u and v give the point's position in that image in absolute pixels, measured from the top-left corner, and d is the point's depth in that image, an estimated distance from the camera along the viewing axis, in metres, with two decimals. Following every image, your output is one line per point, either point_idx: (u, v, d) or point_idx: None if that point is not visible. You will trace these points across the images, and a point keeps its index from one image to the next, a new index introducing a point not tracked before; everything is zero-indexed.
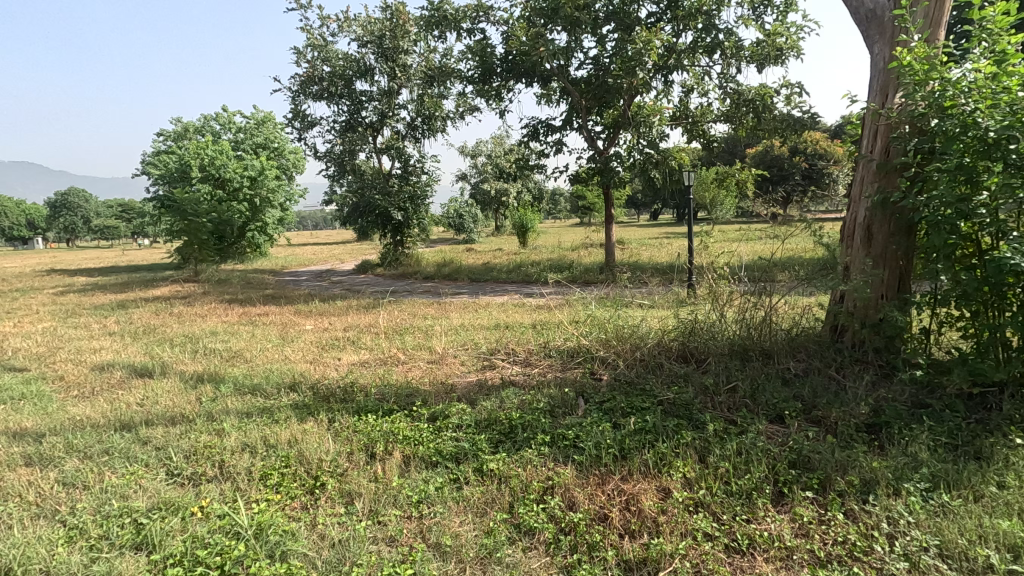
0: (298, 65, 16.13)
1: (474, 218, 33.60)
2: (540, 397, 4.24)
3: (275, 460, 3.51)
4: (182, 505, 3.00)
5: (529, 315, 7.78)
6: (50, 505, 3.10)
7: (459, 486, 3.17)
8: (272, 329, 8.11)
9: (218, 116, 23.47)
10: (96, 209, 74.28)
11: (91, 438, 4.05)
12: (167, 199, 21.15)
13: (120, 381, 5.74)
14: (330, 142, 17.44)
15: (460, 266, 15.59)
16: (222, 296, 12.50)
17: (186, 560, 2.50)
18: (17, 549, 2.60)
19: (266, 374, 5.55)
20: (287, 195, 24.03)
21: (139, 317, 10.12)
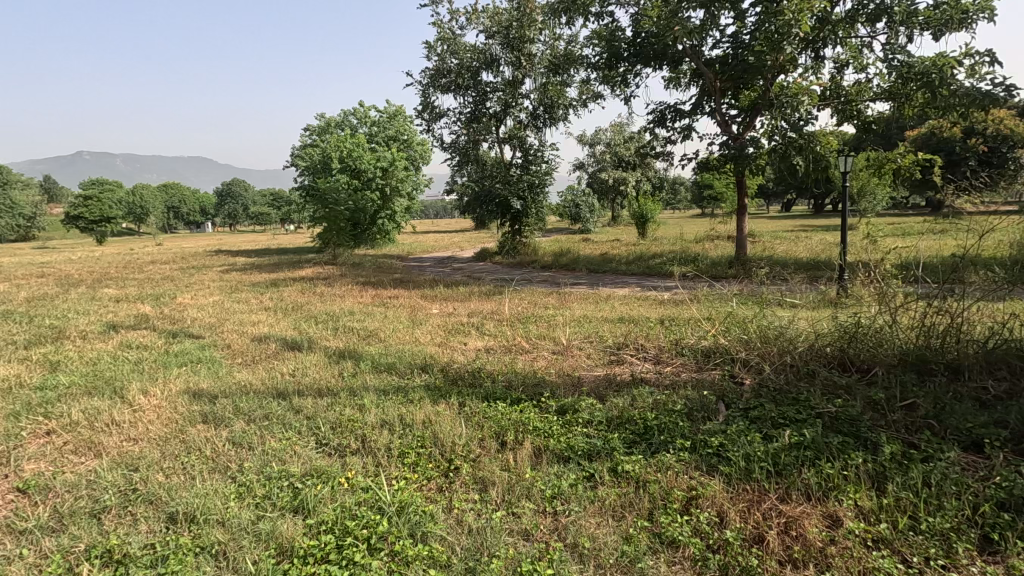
0: (429, 59, 16.86)
1: (590, 208, 33.09)
2: (675, 398, 3.97)
3: (411, 440, 3.63)
4: (331, 475, 3.19)
5: (655, 309, 7.42)
6: (223, 462, 3.46)
7: (593, 486, 3.03)
8: (402, 312, 8.54)
9: (356, 111, 25.37)
10: (253, 198, 84.29)
11: (254, 403, 4.49)
12: (312, 188, 23.29)
13: (275, 353, 6.34)
14: (456, 133, 18.08)
15: (577, 256, 15.39)
16: (357, 279, 13.49)
17: (337, 529, 2.64)
18: (199, 499, 2.92)
19: (398, 354, 5.82)
20: (413, 185, 25.34)
21: (288, 294, 11.23)
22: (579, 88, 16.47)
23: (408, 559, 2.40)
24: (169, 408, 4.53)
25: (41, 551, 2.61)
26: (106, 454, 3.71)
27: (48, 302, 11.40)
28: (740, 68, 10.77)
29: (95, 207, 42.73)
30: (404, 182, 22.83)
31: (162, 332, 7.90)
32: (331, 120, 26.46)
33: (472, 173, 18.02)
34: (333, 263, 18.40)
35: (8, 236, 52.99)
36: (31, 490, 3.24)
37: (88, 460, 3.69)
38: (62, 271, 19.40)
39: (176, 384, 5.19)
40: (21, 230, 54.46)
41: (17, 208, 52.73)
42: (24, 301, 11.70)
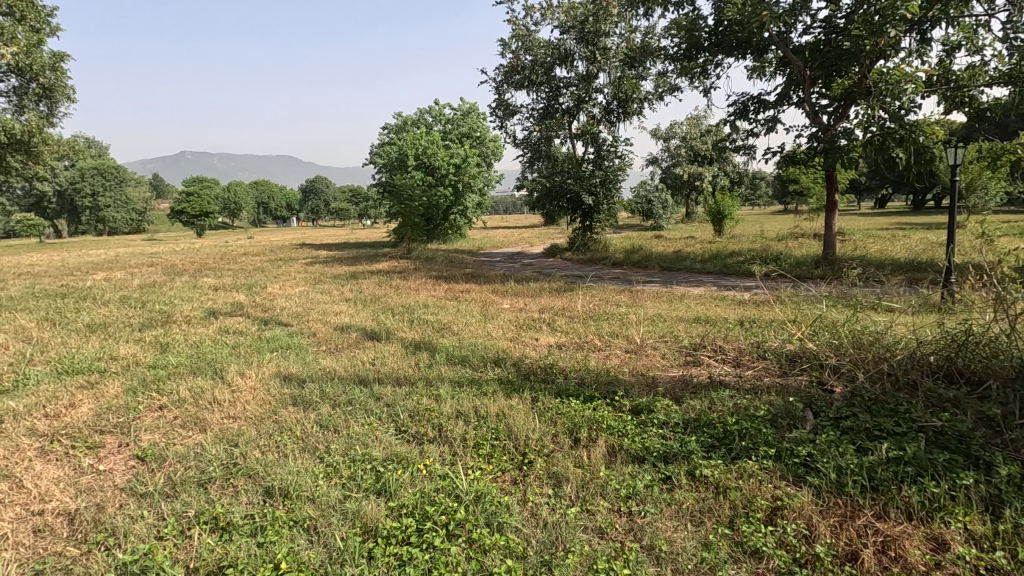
0: (503, 57, 17.03)
1: (663, 204, 32.18)
2: (758, 403, 3.81)
3: (486, 432, 3.70)
4: (411, 461, 3.33)
5: (734, 310, 7.12)
6: (312, 442, 3.68)
7: (669, 488, 2.97)
8: (474, 306, 8.70)
9: (431, 109, 26.07)
10: (333, 195, 88.67)
11: (338, 388, 4.75)
12: (389, 185, 24.20)
13: (355, 342, 6.65)
14: (528, 129, 18.17)
15: (650, 253, 15.03)
16: (430, 273, 13.88)
17: (417, 513, 2.75)
18: (292, 476, 3.14)
19: (471, 347, 5.93)
20: (485, 181, 25.67)
21: (366, 287, 11.73)
22: (655, 81, 16.02)
23: (486, 547, 2.46)
24: (262, 390, 4.87)
25: (158, 513, 2.90)
26: (209, 429, 4.05)
27: (157, 289, 12.57)
28: (834, 55, 10.07)
29: (196, 202, 46.48)
30: (476, 178, 23.18)
31: (255, 319, 8.51)
32: (407, 118, 27.32)
33: (544, 169, 18.05)
34: (407, 257, 19.05)
35: (124, 229, 58.84)
36: (148, 458, 3.61)
37: (195, 434, 4.05)
38: (169, 261, 21.33)
39: (267, 368, 5.58)
40: (135, 224, 60.28)
41: (131, 204, 58.41)
42: (138, 288, 12.96)
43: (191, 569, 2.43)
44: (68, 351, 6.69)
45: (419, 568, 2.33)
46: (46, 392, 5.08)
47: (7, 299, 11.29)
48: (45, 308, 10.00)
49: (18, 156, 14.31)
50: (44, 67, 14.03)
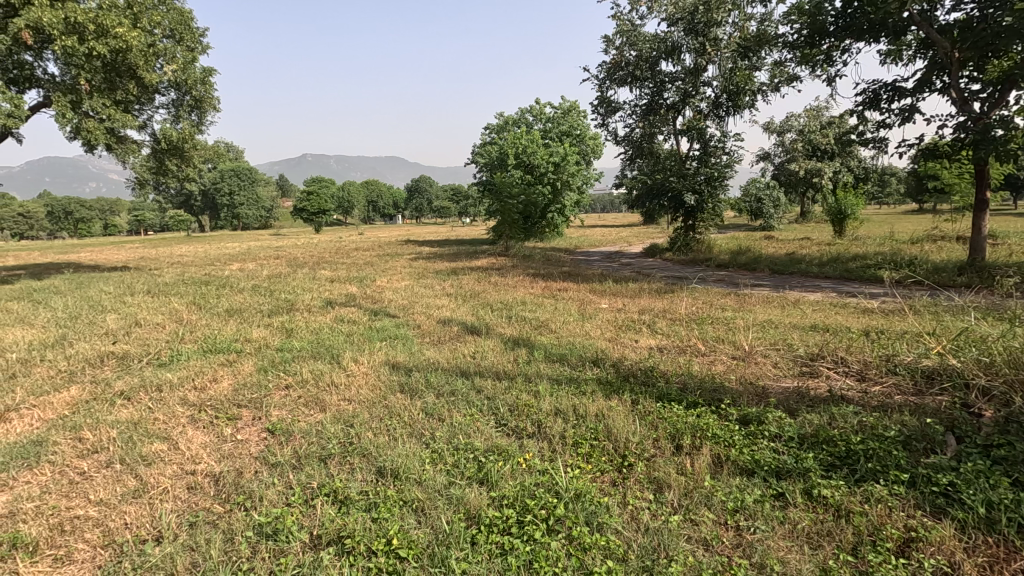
0: (607, 53, 16.82)
1: (775, 202, 30.10)
2: (888, 423, 3.45)
3: (585, 431, 3.70)
4: (511, 454, 3.40)
5: (858, 318, 6.52)
6: (419, 429, 3.88)
7: (781, 505, 2.79)
8: (571, 305, 8.70)
9: (532, 108, 26.39)
10: (437, 194, 92.49)
11: (442, 378, 4.97)
12: (489, 183, 24.84)
13: (456, 335, 6.91)
14: (630, 126, 17.84)
15: (759, 255, 14.14)
16: (527, 270, 14.05)
17: (518, 505, 2.81)
18: (401, 459, 3.33)
19: (570, 346, 5.94)
20: (584, 179, 25.49)
21: (466, 283, 12.12)
22: (771, 71, 15.01)
23: (586, 546, 2.46)
24: (374, 376, 5.23)
25: (287, 482, 3.21)
26: (329, 409, 4.41)
27: (282, 280, 13.86)
28: (989, 33, 8.84)
29: (315, 201, 50.67)
30: (575, 176, 23.09)
31: (366, 310, 9.13)
32: (508, 118, 27.88)
33: (645, 167, 17.62)
34: (505, 254, 19.44)
35: (255, 225, 65.66)
36: (278, 432, 4.00)
37: (316, 412, 4.44)
38: (293, 254, 23.49)
39: (377, 355, 5.96)
40: (264, 220, 66.96)
41: (262, 203, 64.98)
42: (267, 278, 14.38)
43: (314, 535, 2.67)
44: (212, 332, 7.58)
45: (519, 559, 2.38)
46: (196, 367, 5.81)
47: (164, 285, 13.02)
48: (194, 294, 11.41)
49: (174, 160, 16.42)
50: (196, 81, 15.96)
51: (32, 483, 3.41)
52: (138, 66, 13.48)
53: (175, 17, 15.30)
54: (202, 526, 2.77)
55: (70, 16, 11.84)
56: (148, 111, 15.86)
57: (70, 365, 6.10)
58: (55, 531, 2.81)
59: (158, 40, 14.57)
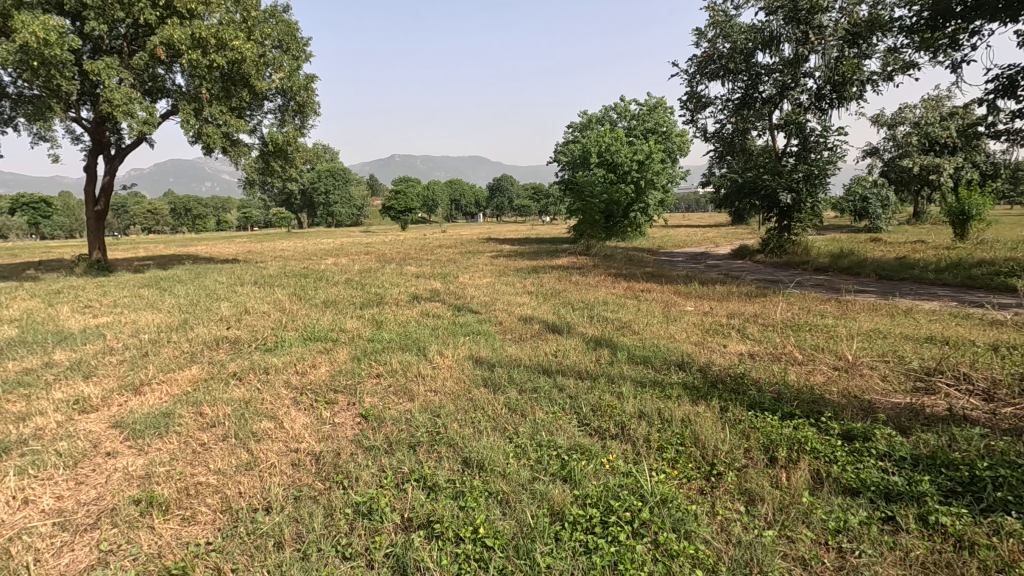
0: (699, 46, 16.21)
1: (883, 202, 27.65)
2: (1021, 450, 3.08)
3: (671, 435, 3.61)
4: (594, 454, 3.38)
5: (983, 332, 5.84)
6: (503, 423, 3.95)
7: (890, 530, 2.57)
8: (655, 306, 8.48)
9: (617, 106, 26.02)
10: (517, 193, 93.45)
11: (524, 375, 5.04)
12: (571, 182, 24.77)
13: (538, 333, 6.96)
14: (721, 122, 17.08)
15: (863, 259, 13.05)
16: (609, 270, 13.87)
17: (602, 506, 2.79)
18: (487, 451, 3.42)
19: (655, 348, 5.80)
20: (669, 177, 24.70)
21: (547, 281, 12.16)
22: (884, 58, 13.79)
23: (673, 552, 2.41)
24: (458, 369, 5.38)
25: (380, 465, 3.39)
26: (417, 399, 4.61)
27: (372, 274, 14.57)
28: None
29: (402, 200, 52.94)
30: (660, 175, 22.44)
31: (450, 305, 9.41)
32: (592, 116, 27.62)
33: (737, 165, 16.84)
34: (586, 253, 19.26)
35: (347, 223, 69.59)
36: (371, 418, 4.24)
37: (405, 401, 4.65)
38: (381, 250, 24.68)
39: (462, 350, 6.13)
40: (355, 219, 70.78)
41: (354, 202, 68.75)
42: (358, 272, 15.18)
43: (405, 517, 2.80)
44: (311, 321, 8.15)
45: (604, 558, 2.37)
46: (297, 353, 6.27)
47: (268, 277, 14.10)
48: (294, 286, 12.30)
49: (279, 162, 17.77)
50: (300, 87, 17.14)
51: (163, 450, 3.84)
52: (250, 75, 14.67)
53: (283, 28, 16.50)
54: (305, 500, 3.00)
55: (195, 32, 13.14)
56: (258, 117, 17.27)
57: (191, 346, 6.79)
58: (182, 493, 3.16)
59: (268, 51, 15.79)
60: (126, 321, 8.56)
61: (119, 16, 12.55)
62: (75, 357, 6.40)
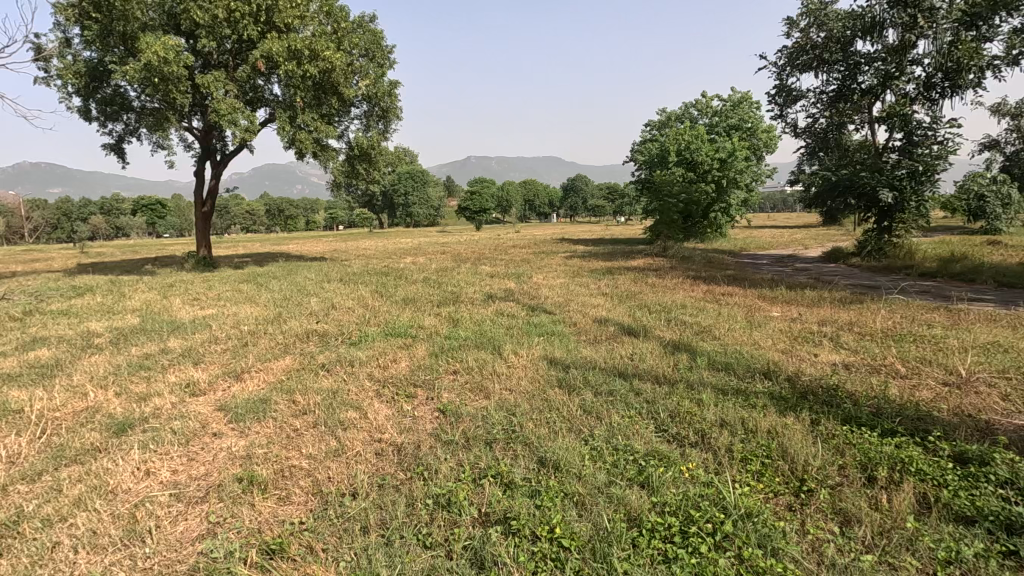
0: (790, 36, 15.32)
1: (1004, 201, 24.81)
2: None
3: (756, 447, 3.44)
4: (673, 461, 3.29)
5: None
6: (578, 424, 3.94)
7: (1013, 567, 2.31)
8: (737, 311, 8.09)
9: (698, 103, 25.13)
10: (592, 193, 92.51)
11: (599, 377, 4.99)
12: (649, 181, 24.22)
13: (613, 335, 6.85)
14: (813, 116, 16.04)
15: (979, 264, 11.77)
16: (688, 272, 13.41)
17: (681, 515, 2.71)
18: (562, 452, 3.41)
19: (737, 354, 5.55)
20: (753, 175, 23.50)
21: (621, 282, 11.95)
22: (1008, 40, 12.39)
23: (759, 569, 2.30)
24: (533, 369, 5.42)
25: (458, 460, 3.48)
26: (492, 396, 4.69)
27: (449, 273, 14.96)
28: None
29: (477, 201, 53.99)
30: (744, 173, 21.40)
31: (524, 305, 9.48)
32: (671, 114, 26.84)
33: (830, 161, 15.76)
34: (663, 255, 18.73)
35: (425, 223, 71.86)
36: (448, 413, 4.36)
37: (481, 398, 4.74)
38: (457, 249, 25.26)
39: (536, 350, 6.17)
40: (432, 219, 72.96)
41: (431, 203, 70.92)
42: (435, 271, 15.65)
43: (483, 512, 2.86)
44: (391, 318, 8.50)
45: (685, 569, 2.31)
46: (379, 348, 6.57)
47: (352, 274, 14.83)
48: (376, 283, 12.87)
49: (363, 165, 18.67)
50: (384, 93, 17.91)
51: (261, 433, 4.15)
52: (339, 83, 15.52)
53: (369, 37, 17.32)
54: (388, 489, 3.13)
55: (291, 45, 14.09)
56: (345, 122, 18.24)
57: (285, 338, 7.29)
58: (278, 475, 3.40)
59: (355, 60, 16.63)
60: (228, 313, 9.32)
61: (226, 33, 13.68)
62: (186, 344, 7.05)
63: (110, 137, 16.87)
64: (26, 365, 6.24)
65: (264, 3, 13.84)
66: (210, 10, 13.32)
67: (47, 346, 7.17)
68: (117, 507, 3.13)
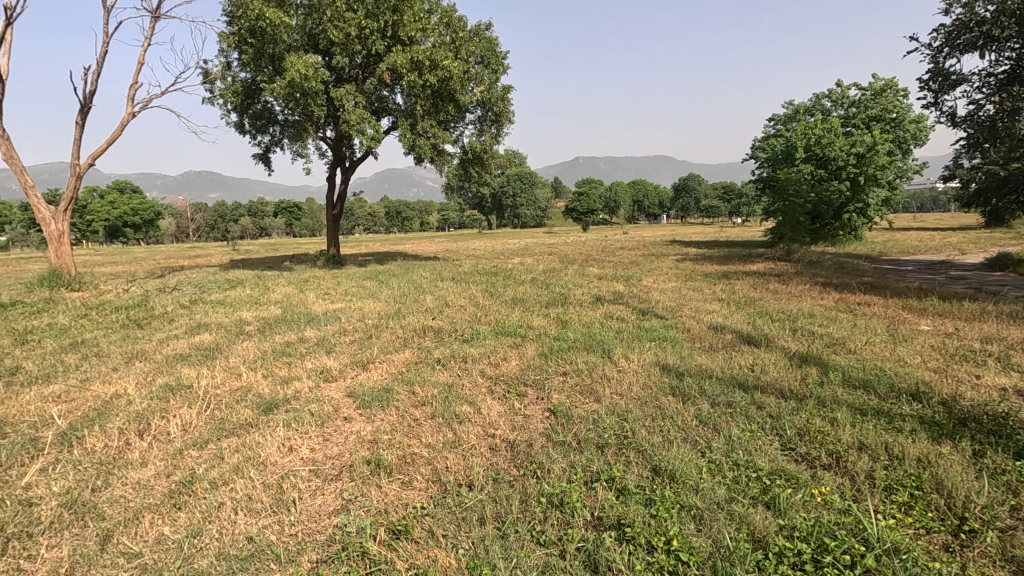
0: (949, 13, 13.47)
1: None
2: None
3: (903, 475, 3.09)
4: (802, 483, 3.05)
5: None
6: (694, 435, 3.78)
7: None
8: (877, 323, 7.30)
9: (832, 93, 23.00)
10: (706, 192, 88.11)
11: (717, 387, 4.74)
12: (772, 180, 22.60)
13: (730, 344, 6.49)
14: (977, 101, 13.96)
15: None
16: (816, 278, 12.33)
17: (814, 542, 2.51)
18: (678, 463, 3.30)
19: (878, 371, 5.01)
20: (898, 171, 21.04)
21: (739, 288, 11.27)
22: None
23: None
24: (644, 375, 5.29)
25: (570, 461, 3.50)
26: (603, 400, 4.65)
27: (556, 274, 15.05)
28: None
29: (585, 201, 53.70)
30: (887, 169, 19.20)
31: (635, 309, 9.28)
32: (799, 106, 24.84)
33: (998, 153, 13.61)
34: (787, 259, 17.36)
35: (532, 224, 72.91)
36: (559, 413, 4.40)
37: (591, 401, 4.72)
38: (564, 250, 25.36)
39: (648, 355, 6.01)
40: (539, 220, 73.78)
41: (539, 203, 71.75)
42: (543, 272, 15.83)
43: (596, 516, 2.85)
44: (502, 317, 8.73)
45: None
46: (492, 346, 6.79)
47: (464, 274, 15.44)
48: (486, 282, 13.29)
49: (476, 168, 19.36)
50: (498, 98, 18.43)
51: (385, 420, 4.47)
52: (456, 90, 16.21)
53: (485, 45, 17.91)
54: (502, 484, 3.23)
55: (414, 56, 14.96)
56: (460, 128, 19.02)
57: (404, 332, 7.78)
58: (402, 460, 3.64)
59: (472, 67, 17.29)
60: (355, 307, 10.13)
61: (356, 48, 14.84)
62: (319, 334, 7.78)
63: (259, 148, 19.01)
64: (194, 347, 7.25)
65: (391, 18, 14.81)
66: (343, 29, 14.51)
67: (210, 332, 8.28)
68: (267, 476, 3.54)
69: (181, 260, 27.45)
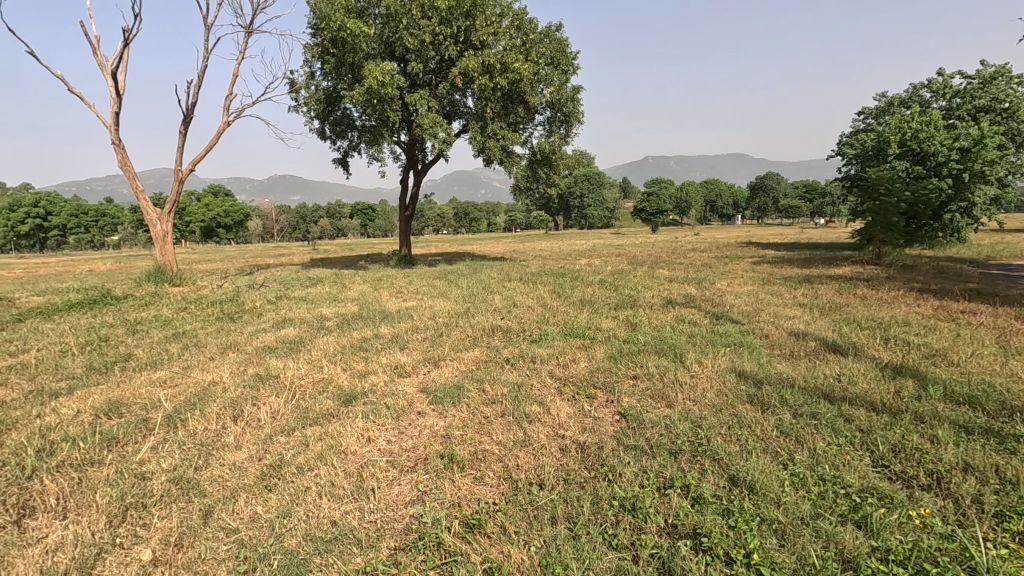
0: None
1: None
2: None
3: (1017, 501, 2.80)
4: (898, 503, 2.83)
5: None
6: (775, 446, 3.61)
7: None
8: (984, 333, 6.66)
9: (933, 83, 21.18)
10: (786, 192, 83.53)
11: (799, 397, 4.50)
12: (860, 178, 21.12)
13: (814, 352, 6.13)
14: None
15: None
16: (912, 283, 11.41)
17: (912, 567, 2.33)
18: (758, 474, 3.16)
19: (986, 387, 4.57)
20: (1010, 167, 19.05)
21: (823, 292, 10.61)
22: None
23: None
24: (719, 381, 5.11)
25: (642, 465, 3.45)
26: (676, 406, 4.53)
27: (625, 276, 14.81)
28: None
29: (655, 201, 52.34)
30: (996, 165, 17.43)
31: (708, 312, 8.96)
32: (893, 98, 23.06)
33: None
34: (877, 262, 16.15)
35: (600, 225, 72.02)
36: (630, 417, 4.34)
37: (664, 406, 4.62)
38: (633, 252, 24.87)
39: (722, 361, 5.80)
40: (607, 220, 72.74)
41: (607, 203, 70.73)
42: (611, 273, 15.63)
43: (669, 523, 2.80)
44: (569, 318, 8.70)
45: None
46: (560, 346, 6.79)
47: (532, 275, 15.54)
48: (553, 283, 13.29)
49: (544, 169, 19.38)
50: (567, 99, 18.33)
51: (457, 416, 4.58)
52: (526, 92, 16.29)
53: (555, 45, 17.89)
54: (573, 484, 3.24)
55: (485, 60, 15.21)
56: (529, 129, 19.10)
57: (473, 331, 7.93)
58: (474, 456, 3.73)
59: (542, 69, 17.31)
60: (426, 306, 10.43)
61: (430, 53, 15.25)
62: (393, 331, 8.07)
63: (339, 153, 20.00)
64: (280, 340, 7.75)
65: (463, 23, 15.14)
66: (418, 36, 14.97)
67: (294, 326, 8.80)
68: (348, 464, 3.73)
69: (268, 258, 29.32)
